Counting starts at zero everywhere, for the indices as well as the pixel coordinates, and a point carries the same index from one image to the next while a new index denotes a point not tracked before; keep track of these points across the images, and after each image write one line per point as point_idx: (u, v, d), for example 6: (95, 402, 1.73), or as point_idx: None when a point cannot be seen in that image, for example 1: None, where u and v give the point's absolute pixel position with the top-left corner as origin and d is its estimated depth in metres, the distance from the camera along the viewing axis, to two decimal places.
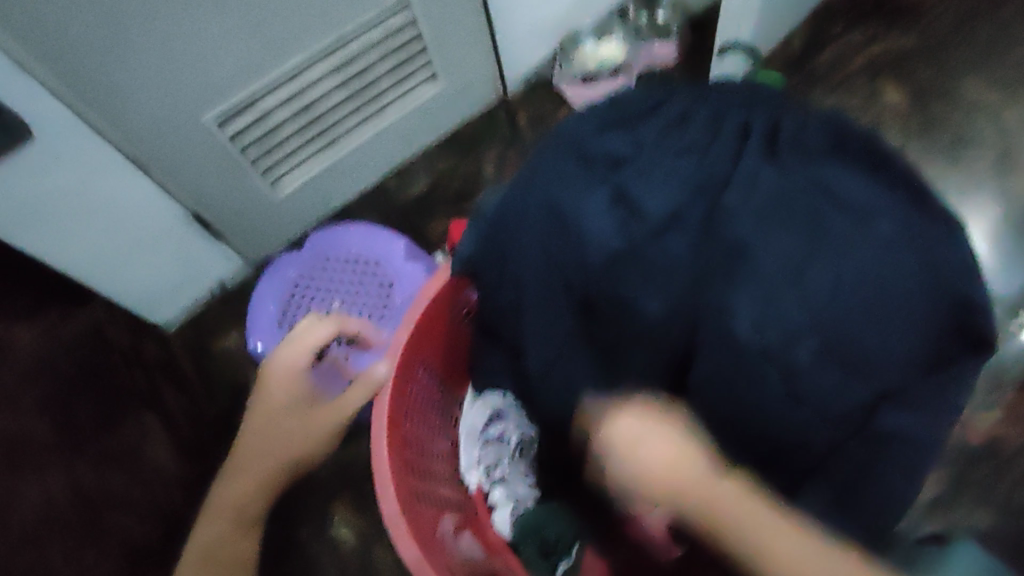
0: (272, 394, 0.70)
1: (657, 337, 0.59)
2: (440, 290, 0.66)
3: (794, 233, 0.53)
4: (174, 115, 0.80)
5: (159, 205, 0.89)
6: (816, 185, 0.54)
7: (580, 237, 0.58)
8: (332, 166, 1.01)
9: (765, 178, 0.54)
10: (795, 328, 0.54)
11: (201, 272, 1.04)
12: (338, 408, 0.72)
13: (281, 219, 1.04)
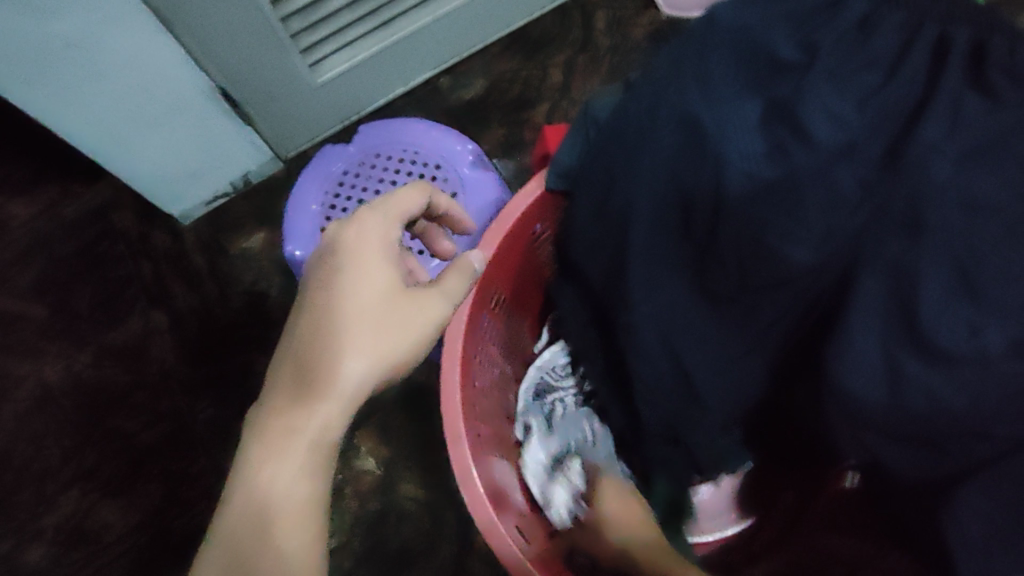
0: (341, 293, 0.48)
1: (811, 295, 0.50)
2: (533, 198, 0.62)
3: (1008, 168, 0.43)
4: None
5: (182, 73, 0.75)
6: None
7: (720, 146, 0.48)
8: (382, 50, 0.87)
9: (973, 107, 0.43)
10: (983, 317, 0.43)
11: (226, 159, 0.91)
12: (432, 307, 0.50)
13: (318, 107, 0.91)
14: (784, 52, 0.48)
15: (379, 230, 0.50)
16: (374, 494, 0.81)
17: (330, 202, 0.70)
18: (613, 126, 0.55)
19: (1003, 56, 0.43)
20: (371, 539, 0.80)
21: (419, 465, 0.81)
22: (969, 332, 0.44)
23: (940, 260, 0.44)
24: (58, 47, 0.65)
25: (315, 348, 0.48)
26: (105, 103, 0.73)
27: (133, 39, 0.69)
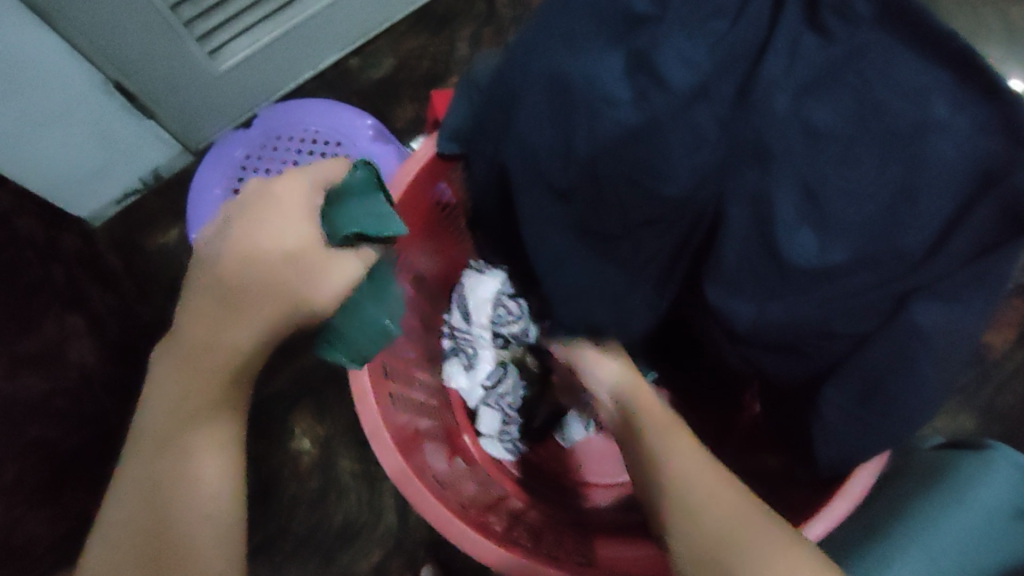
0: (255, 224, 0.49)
1: (686, 226, 0.55)
2: (427, 164, 0.65)
3: (841, 95, 0.48)
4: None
5: (77, 70, 0.75)
6: (863, 49, 0.47)
7: (599, 100, 0.51)
8: (281, 35, 0.87)
9: (808, 45, 0.48)
10: (828, 237, 0.50)
11: (133, 155, 0.90)
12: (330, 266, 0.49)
13: (223, 96, 0.90)
14: (640, 7, 0.50)
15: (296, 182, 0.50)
16: (313, 475, 0.82)
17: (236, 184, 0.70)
18: (495, 87, 0.57)
19: (838, 8, 0.47)
20: (313, 517, 0.81)
21: (357, 441, 0.83)
22: (821, 247, 0.50)
23: (792, 182, 0.50)
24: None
25: (224, 279, 0.48)
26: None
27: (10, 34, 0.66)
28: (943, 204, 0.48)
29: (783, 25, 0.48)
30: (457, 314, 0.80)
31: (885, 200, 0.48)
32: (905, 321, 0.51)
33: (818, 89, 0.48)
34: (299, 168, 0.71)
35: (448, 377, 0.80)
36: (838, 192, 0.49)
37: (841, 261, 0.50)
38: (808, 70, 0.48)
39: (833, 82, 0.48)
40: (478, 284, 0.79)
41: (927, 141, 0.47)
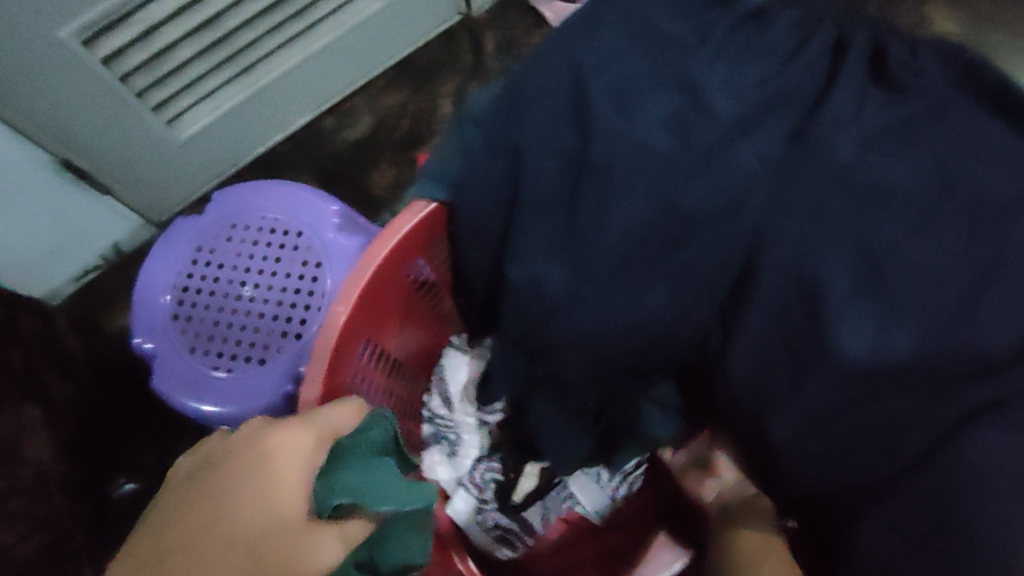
0: (235, 473, 0.37)
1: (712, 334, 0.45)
2: (411, 229, 0.53)
3: (914, 159, 0.39)
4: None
5: (14, 150, 0.67)
6: (937, 109, 0.40)
7: (604, 179, 0.46)
8: (247, 99, 0.80)
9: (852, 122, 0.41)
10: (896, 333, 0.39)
11: (89, 231, 0.82)
12: (303, 546, 0.34)
13: (187, 164, 0.82)
14: (649, 81, 0.45)
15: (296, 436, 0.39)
16: None
17: (183, 284, 0.62)
18: (487, 151, 0.50)
19: (900, 59, 0.42)
20: None
21: None
22: (874, 340, 0.39)
23: (845, 271, 0.40)
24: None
25: (170, 537, 0.35)
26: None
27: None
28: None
29: (842, 77, 0.42)
30: (437, 397, 0.69)
31: (947, 299, 0.38)
32: (955, 455, 0.38)
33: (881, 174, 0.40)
34: (258, 260, 0.62)
35: (428, 467, 0.67)
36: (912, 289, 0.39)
37: (900, 363, 0.39)
38: (872, 123, 0.40)
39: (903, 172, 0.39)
40: (459, 369, 0.69)
41: (1003, 227, 0.37)
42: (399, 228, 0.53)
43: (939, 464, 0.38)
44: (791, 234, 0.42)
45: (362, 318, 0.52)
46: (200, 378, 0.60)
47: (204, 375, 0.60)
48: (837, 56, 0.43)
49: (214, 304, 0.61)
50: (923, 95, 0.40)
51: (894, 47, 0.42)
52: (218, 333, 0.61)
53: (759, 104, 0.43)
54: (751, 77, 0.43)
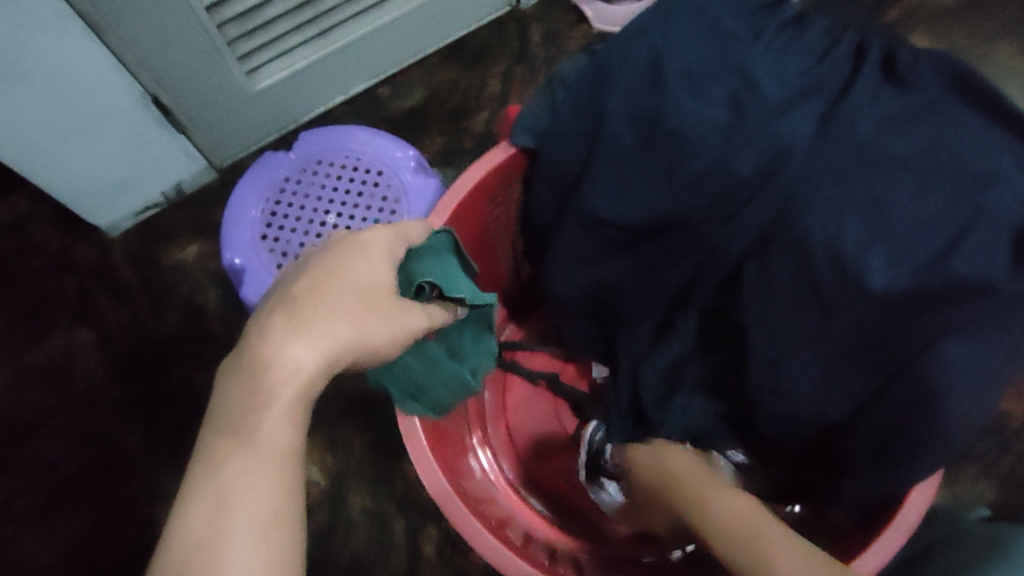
0: (342, 261, 0.40)
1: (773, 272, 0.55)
2: (500, 163, 0.63)
3: (919, 136, 0.51)
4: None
5: (115, 81, 0.73)
6: (940, 103, 0.52)
7: (677, 145, 0.55)
8: (319, 60, 0.87)
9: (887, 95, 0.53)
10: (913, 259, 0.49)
11: (158, 168, 0.88)
12: (412, 318, 0.41)
13: (255, 114, 0.89)
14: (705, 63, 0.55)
15: (384, 233, 0.43)
16: (323, 504, 0.80)
17: (272, 210, 0.70)
18: (572, 110, 0.59)
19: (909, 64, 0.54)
20: (322, 552, 0.78)
21: (368, 474, 0.80)
22: (889, 269, 0.50)
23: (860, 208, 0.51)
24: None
25: (293, 318, 0.37)
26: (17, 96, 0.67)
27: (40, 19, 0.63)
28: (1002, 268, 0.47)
29: (860, 77, 0.54)
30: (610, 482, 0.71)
31: (947, 240, 0.49)
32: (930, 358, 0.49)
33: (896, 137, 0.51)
34: (341, 194, 0.70)
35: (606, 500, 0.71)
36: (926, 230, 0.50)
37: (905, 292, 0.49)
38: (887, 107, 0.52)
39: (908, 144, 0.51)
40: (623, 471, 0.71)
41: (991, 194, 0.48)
42: (490, 162, 0.63)
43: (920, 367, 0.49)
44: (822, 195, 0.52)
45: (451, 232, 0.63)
46: None
47: None
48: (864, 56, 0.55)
49: (300, 229, 0.69)
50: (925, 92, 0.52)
51: (901, 52, 0.54)
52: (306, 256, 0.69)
53: (800, 88, 0.54)
54: (794, 68, 0.54)
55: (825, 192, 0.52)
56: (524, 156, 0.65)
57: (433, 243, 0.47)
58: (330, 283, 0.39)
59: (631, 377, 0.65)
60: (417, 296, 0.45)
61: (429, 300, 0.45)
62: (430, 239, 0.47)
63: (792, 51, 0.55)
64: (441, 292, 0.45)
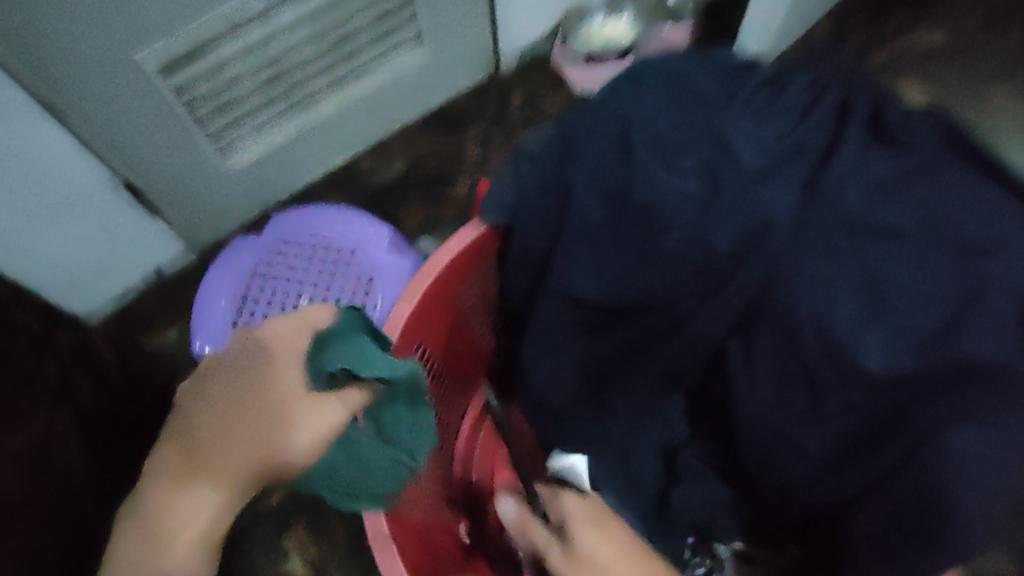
0: (246, 376, 0.43)
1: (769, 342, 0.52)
2: (467, 243, 0.61)
3: (914, 202, 0.46)
4: (81, 22, 0.61)
5: (82, 168, 0.73)
6: (936, 162, 0.46)
7: (650, 221, 0.53)
8: (295, 134, 0.87)
9: (878, 157, 0.47)
10: (914, 341, 0.45)
11: (136, 253, 0.87)
12: (321, 416, 0.42)
13: (234, 193, 0.89)
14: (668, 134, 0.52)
15: (288, 338, 0.46)
16: None
17: (241, 295, 0.68)
18: (538, 186, 0.57)
19: (898, 118, 0.49)
20: None
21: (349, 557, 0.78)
22: (883, 352, 0.46)
23: (853, 285, 0.47)
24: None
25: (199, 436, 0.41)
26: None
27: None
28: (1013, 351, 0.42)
29: (847, 136, 0.48)
30: None
31: (947, 319, 0.44)
32: (937, 453, 0.44)
33: (892, 208, 0.46)
34: (309, 276, 0.68)
35: None
36: (926, 309, 0.45)
37: (908, 374, 0.45)
38: (881, 171, 0.47)
39: (904, 212, 0.46)
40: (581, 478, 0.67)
41: (998, 266, 0.43)
42: (455, 243, 0.61)
43: (927, 455, 0.45)
44: (804, 275, 0.49)
45: (418, 319, 0.61)
46: None
47: None
48: (849, 113, 0.49)
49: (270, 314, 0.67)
50: (926, 150, 0.47)
51: (889, 110, 0.49)
52: None
53: (779, 154, 0.49)
54: (773, 131, 0.49)
55: (810, 267, 0.49)
56: (495, 234, 0.63)
57: (341, 329, 0.47)
58: (251, 390, 0.43)
59: (617, 452, 0.63)
60: (330, 382, 0.44)
61: (343, 384, 0.44)
62: (342, 323, 0.48)
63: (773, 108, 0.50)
64: (356, 374, 0.45)
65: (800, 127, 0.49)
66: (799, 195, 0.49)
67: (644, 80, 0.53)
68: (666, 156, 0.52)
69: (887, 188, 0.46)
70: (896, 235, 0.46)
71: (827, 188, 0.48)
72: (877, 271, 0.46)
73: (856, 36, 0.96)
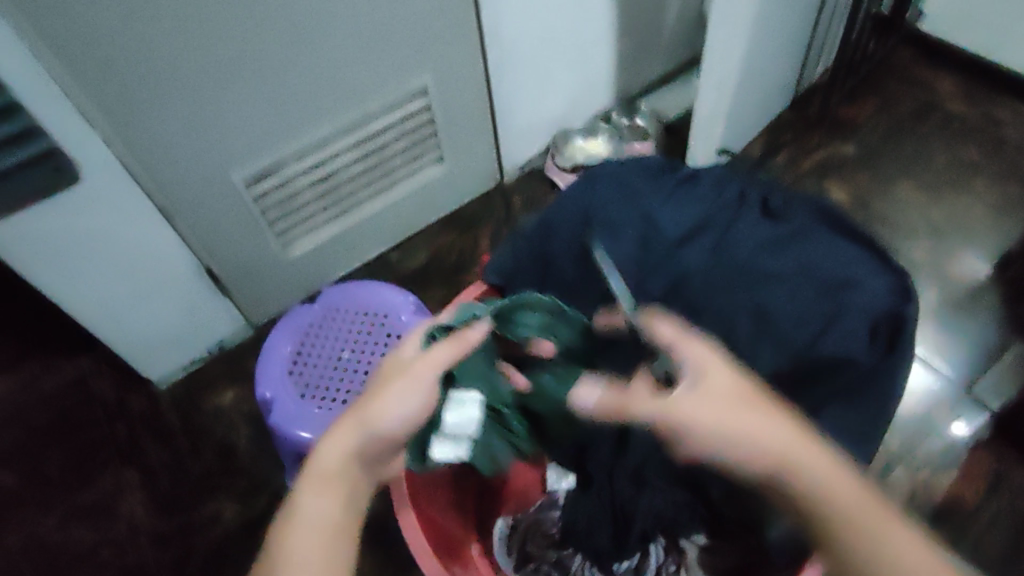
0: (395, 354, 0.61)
1: None
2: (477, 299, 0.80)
3: (789, 257, 0.70)
4: (196, 145, 0.83)
5: (174, 254, 0.92)
6: (802, 232, 0.71)
7: None
8: (340, 232, 1.07)
9: (766, 227, 0.73)
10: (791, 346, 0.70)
11: (205, 327, 1.05)
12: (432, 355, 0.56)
13: (288, 279, 1.08)
14: None
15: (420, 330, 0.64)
16: None
17: (298, 350, 0.86)
18: (528, 255, 0.78)
19: (781, 204, 0.74)
20: None
21: None
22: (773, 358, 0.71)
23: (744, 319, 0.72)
24: (55, 210, 0.77)
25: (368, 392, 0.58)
26: (94, 271, 0.85)
27: (120, 208, 0.82)
28: (853, 345, 0.66)
29: (745, 215, 0.73)
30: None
31: (816, 330, 0.68)
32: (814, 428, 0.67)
33: (769, 260, 0.71)
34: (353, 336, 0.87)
35: None
36: (800, 326, 0.69)
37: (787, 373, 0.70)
38: (767, 235, 0.72)
39: (777, 261, 0.71)
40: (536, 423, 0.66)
41: (846, 295, 0.67)
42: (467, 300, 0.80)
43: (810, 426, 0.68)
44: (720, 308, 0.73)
45: None
46: (310, 415, 0.81)
47: (313, 413, 0.82)
48: (747, 200, 0.74)
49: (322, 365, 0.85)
50: (794, 225, 0.72)
51: (776, 200, 0.74)
52: (327, 388, 0.84)
53: None
54: (688, 213, 0.75)
55: (718, 303, 0.73)
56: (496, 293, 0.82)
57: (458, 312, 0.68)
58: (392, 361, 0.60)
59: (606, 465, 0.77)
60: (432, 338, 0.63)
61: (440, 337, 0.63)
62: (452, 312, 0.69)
63: (691, 199, 0.75)
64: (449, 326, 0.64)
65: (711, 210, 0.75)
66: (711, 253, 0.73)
67: (611, 181, 0.77)
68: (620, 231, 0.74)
69: (766, 246, 0.72)
70: (772, 278, 0.70)
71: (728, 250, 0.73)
72: (763, 300, 0.71)
73: (784, 150, 1.26)
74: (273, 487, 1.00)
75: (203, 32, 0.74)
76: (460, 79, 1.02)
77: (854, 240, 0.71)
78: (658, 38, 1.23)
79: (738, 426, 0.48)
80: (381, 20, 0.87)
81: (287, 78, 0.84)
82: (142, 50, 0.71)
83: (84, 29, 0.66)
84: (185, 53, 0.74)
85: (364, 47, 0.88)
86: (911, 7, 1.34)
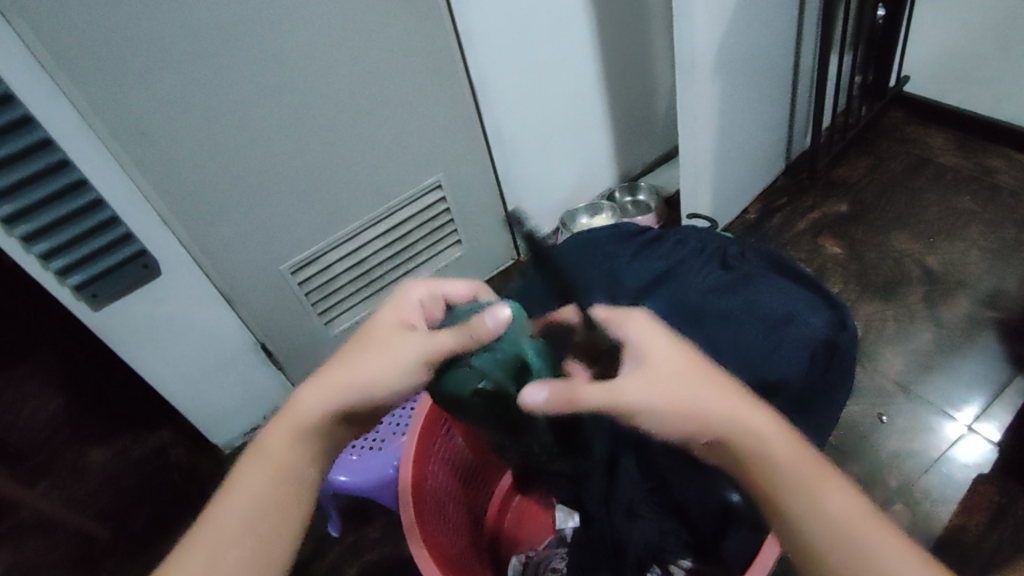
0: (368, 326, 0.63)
1: None
2: None
3: (738, 297, 0.74)
4: (254, 242, 1.02)
5: (236, 334, 1.08)
6: (749, 278, 0.76)
7: None
8: (374, 311, 1.25)
9: (716, 272, 0.78)
10: (744, 379, 0.69)
11: (262, 397, 1.22)
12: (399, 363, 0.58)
13: (331, 353, 1.25)
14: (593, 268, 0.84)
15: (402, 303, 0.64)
16: None
17: None
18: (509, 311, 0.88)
19: (736, 256, 0.80)
20: None
21: None
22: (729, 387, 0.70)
23: (706, 348, 0.71)
24: (142, 301, 0.94)
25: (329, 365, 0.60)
26: (169, 349, 1.02)
27: (192, 297, 0.99)
28: (796, 374, 0.68)
29: (700, 262, 0.79)
30: None
31: (763, 361, 0.69)
32: None
33: (719, 297, 0.74)
34: None
35: None
36: (750, 356, 0.69)
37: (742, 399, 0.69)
38: (717, 280, 0.76)
39: (722, 295, 0.74)
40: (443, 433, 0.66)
41: (789, 329, 0.71)
42: None
43: None
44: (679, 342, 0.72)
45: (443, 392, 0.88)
46: (343, 460, 0.95)
47: (345, 459, 0.96)
48: (705, 252, 0.81)
49: None
50: (742, 272, 0.77)
51: (730, 251, 0.81)
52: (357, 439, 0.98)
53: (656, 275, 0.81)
54: (651, 265, 0.80)
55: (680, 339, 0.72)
56: None
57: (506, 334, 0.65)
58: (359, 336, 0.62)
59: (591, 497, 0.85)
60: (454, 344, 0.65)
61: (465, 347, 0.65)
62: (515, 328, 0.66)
63: (656, 256, 0.81)
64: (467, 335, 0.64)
65: (665, 258, 0.81)
66: (670, 296, 0.75)
67: (581, 239, 0.86)
68: (585, 282, 0.80)
69: (719, 284, 0.76)
70: (726, 314, 0.72)
71: (684, 289, 0.76)
72: (720, 335, 0.71)
73: (779, 214, 1.35)
74: (315, 537, 1.09)
75: (258, 152, 0.93)
76: (472, 170, 1.20)
77: (799, 283, 0.77)
78: (649, 115, 1.42)
79: (681, 397, 0.52)
80: (401, 129, 1.06)
81: (327, 184, 1.03)
82: (211, 167, 0.91)
83: (163, 154, 0.86)
84: (241, 167, 0.93)
85: (386, 152, 1.06)
86: (892, 74, 1.45)
